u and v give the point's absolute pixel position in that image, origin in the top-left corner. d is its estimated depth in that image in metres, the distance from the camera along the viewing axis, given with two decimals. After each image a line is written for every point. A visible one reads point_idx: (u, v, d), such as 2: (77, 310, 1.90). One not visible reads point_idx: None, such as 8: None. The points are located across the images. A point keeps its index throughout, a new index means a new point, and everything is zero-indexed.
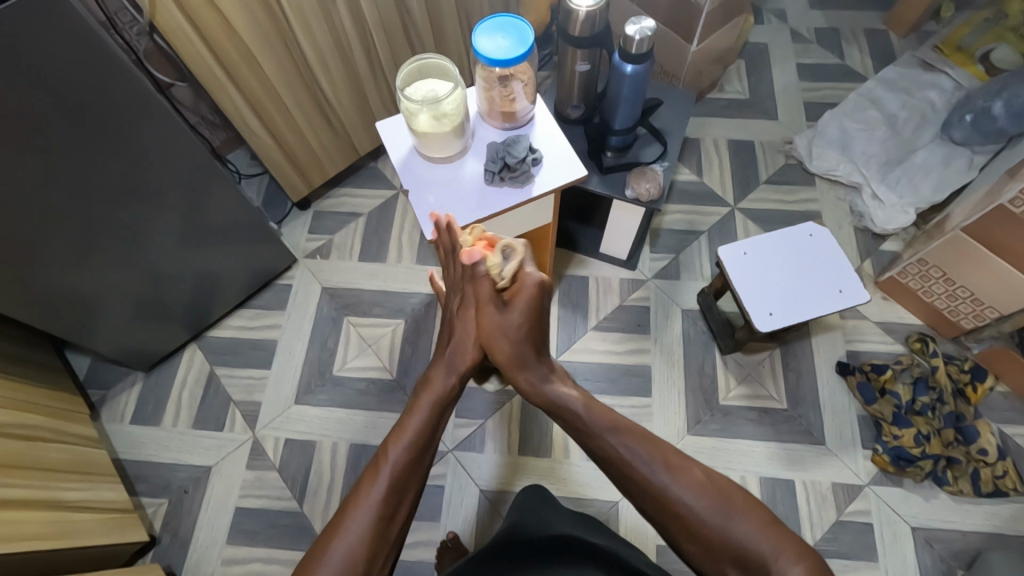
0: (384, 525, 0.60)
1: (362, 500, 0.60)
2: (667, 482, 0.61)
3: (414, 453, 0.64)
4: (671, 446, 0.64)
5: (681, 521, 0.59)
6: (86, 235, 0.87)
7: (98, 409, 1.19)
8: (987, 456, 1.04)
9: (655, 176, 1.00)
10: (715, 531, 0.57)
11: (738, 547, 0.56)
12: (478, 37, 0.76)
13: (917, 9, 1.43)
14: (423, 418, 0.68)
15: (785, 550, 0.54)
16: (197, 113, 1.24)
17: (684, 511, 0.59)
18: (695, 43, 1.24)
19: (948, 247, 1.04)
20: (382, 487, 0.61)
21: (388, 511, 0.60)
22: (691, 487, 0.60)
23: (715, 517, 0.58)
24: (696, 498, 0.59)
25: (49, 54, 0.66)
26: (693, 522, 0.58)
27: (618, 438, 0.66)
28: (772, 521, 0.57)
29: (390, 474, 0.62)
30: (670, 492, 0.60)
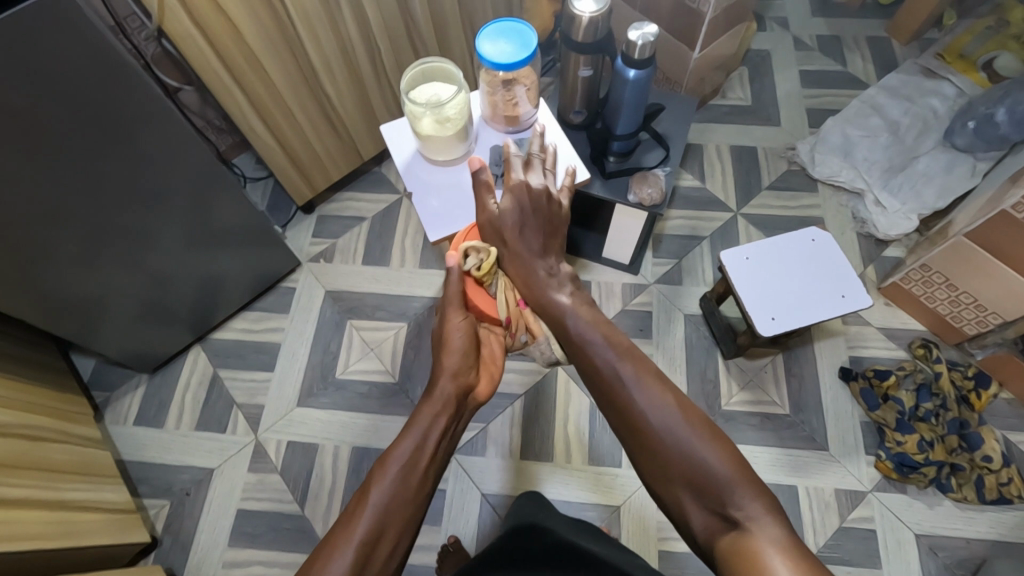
0: (372, 546, 0.53)
1: (363, 511, 0.55)
2: (644, 395, 0.58)
3: (405, 475, 0.58)
4: (657, 368, 0.61)
5: (637, 429, 0.57)
6: (92, 237, 0.88)
7: (102, 410, 1.20)
8: (991, 463, 1.03)
9: (656, 181, 1.01)
10: (683, 453, 0.54)
11: (697, 469, 0.53)
12: (481, 42, 0.77)
13: (919, 18, 1.43)
14: (416, 437, 0.61)
15: (743, 485, 0.52)
16: (204, 118, 1.25)
17: (648, 426, 0.56)
18: (697, 50, 1.25)
19: (950, 253, 1.05)
20: (376, 509, 0.55)
21: (377, 532, 0.54)
22: (663, 401, 0.57)
23: (683, 430, 0.55)
24: (668, 412, 0.57)
25: (58, 58, 0.67)
26: (659, 434, 0.56)
27: (604, 347, 0.63)
28: (726, 442, 0.55)
29: (390, 486, 0.57)
30: (636, 397, 0.58)
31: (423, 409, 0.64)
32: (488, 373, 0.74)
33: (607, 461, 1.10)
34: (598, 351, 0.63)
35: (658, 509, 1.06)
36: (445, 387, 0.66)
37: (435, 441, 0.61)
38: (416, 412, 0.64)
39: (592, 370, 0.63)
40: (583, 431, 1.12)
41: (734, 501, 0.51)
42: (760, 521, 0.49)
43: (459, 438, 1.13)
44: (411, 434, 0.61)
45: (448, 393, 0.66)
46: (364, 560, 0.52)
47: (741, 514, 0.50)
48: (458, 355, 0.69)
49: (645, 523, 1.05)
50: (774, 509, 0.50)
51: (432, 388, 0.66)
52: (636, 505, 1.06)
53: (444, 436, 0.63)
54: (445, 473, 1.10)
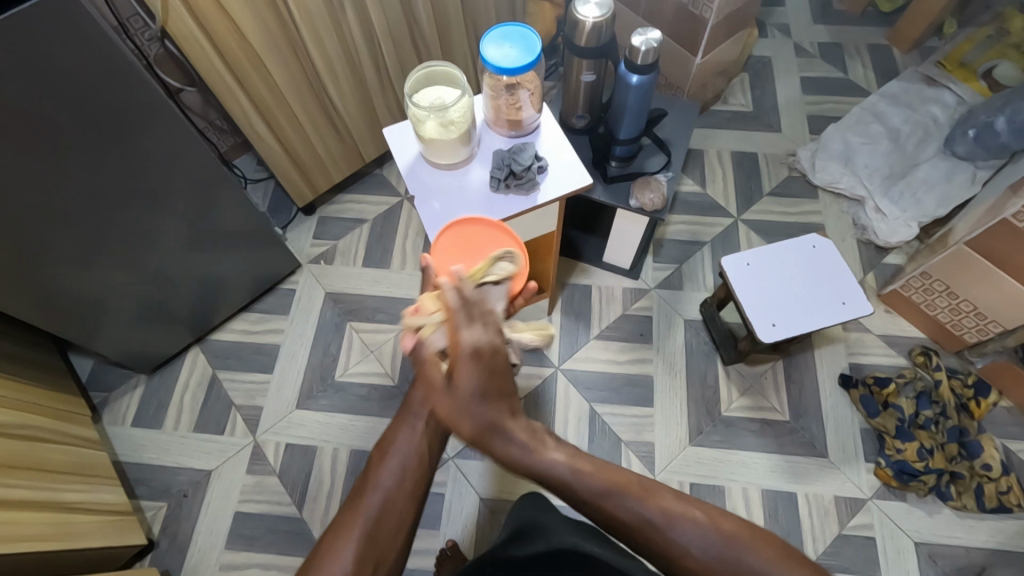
0: (374, 532, 0.53)
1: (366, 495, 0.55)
2: (675, 517, 0.52)
3: (403, 467, 0.56)
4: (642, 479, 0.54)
5: (678, 567, 0.52)
6: (92, 237, 0.88)
7: (100, 411, 1.19)
8: (991, 471, 1.03)
9: (658, 186, 1.00)
10: (735, 573, 0.50)
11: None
12: (486, 46, 0.77)
13: (919, 26, 1.44)
14: (413, 430, 0.58)
15: (800, 567, 0.50)
16: (206, 119, 1.25)
17: (698, 564, 0.51)
18: (699, 56, 1.25)
19: (951, 261, 1.05)
20: (379, 495, 0.54)
21: (378, 519, 0.53)
22: (692, 516, 0.52)
23: (732, 548, 0.51)
24: (710, 535, 0.51)
25: (60, 57, 0.67)
26: (702, 562, 0.51)
27: (580, 475, 0.54)
28: (778, 550, 0.51)
29: (392, 473, 0.56)
30: (664, 525, 0.52)
31: (414, 391, 0.59)
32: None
33: (607, 467, 1.09)
34: (574, 480, 0.54)
35: None
36: (415, 396, 0.59)
37: (428, 424, 0.58)
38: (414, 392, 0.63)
39: (601, 508, 0.53)
40: (583, 435, 1.12)
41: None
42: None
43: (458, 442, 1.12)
44: (409, 419, 0.59)
45: (418, 400, 0.58)
46: (367, 545, 0.52)
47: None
48: None
49: None
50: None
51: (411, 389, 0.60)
52: None
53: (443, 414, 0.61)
54: (444, 476, 1.10)
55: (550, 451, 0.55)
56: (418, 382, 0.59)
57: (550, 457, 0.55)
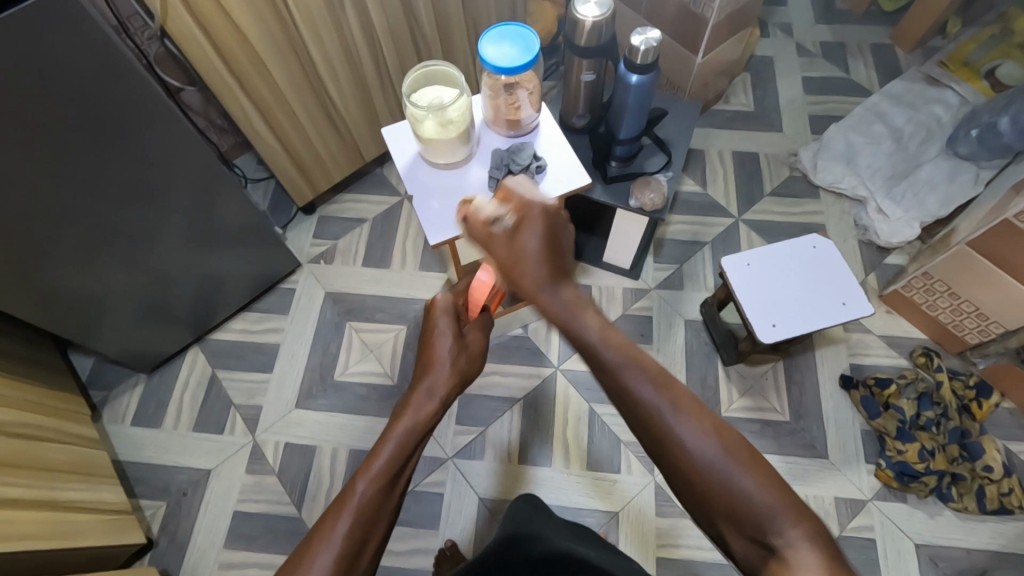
0: (359, 546, 0.49)
1: (346, 507, 0.51)
2: (678, 415, 0.49)
3: (385, 489, 0.52)
4: (693, 395, 0.50)
5: (684, 469, 0.48)
6: (91, 236, 0.87)
7: (100, 409, 1.19)
8: (993, 473, 1.02)
9: (659, 186, 1.00)
10: (720, 482, 0.46)
11: (739, 502, 0.45)
12: (485, 45, 0.77)
13: (922, 25, 1.43)
14: (394, 448, 0.55)
15: (784, 512, 0.45)
16: (206, 118, 1.25)
17: (686, 458, 0.47)
18: (700, 55, 1.24)
19: (953, 261, 1.04)
20: (357, 512, 0.50)
21: (363, 533, 0.50)
22: (700, 428, 0.48)
23: (725, 463, 0.47)
24: (713, 446, 0.47)
25: (58, 56, 0.67)
26: (696, 463, 0.47)
27: (608, 343, 0.52)
28: (774, 477, 0.46)
29: (370, 487, 0.52)
30: (668, 416, 0.49)
31: (409, 407, 0.59)
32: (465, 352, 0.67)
33: (606, 467, 1.09)
34: (602, 347, 0.52)
35: (657, 516, 1.05)
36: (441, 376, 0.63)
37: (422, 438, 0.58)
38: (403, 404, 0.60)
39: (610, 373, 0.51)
40: (583, 435, 1.12)
41: (776, 530, 0.44)
42: (799, 549, 0.43)
43: (457, 442, 1.12)
44: (393, 436, 0.56)
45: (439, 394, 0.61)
46: (347, 565, 0.48)
47: (784, 544, 0.43)
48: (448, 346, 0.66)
49: (644, 528, 1.05)
50: (829, 548, 0.43)
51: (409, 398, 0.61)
52: (635, 512, 1.06)
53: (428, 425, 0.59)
54: (443, 476, 1.10)
55: (590, 314, 0.54)
56: (444, 361, 0.64)
57: (582, 321, 0.53)
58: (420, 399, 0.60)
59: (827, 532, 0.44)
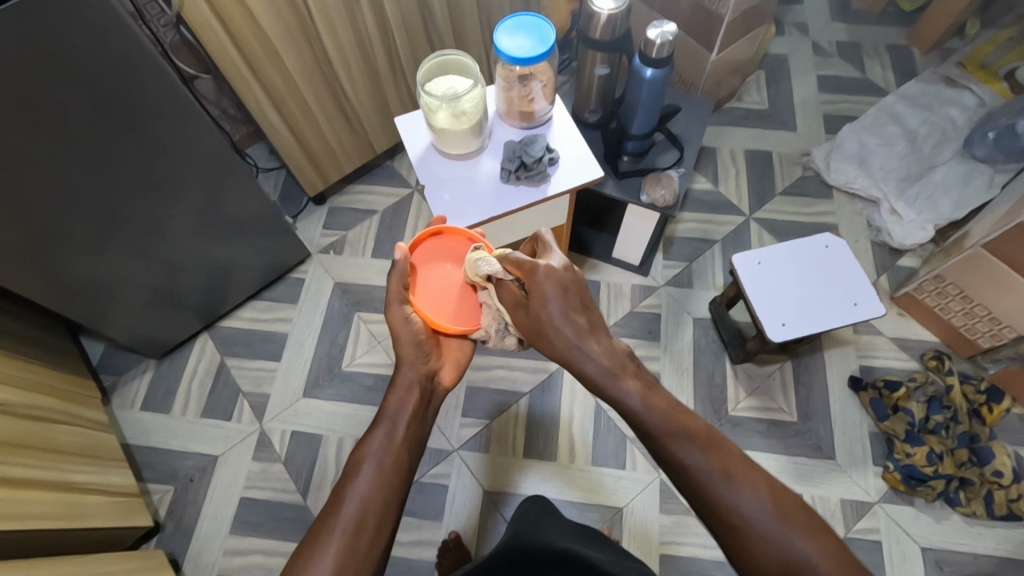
0: (354, 535, 0.54)
1: (342, 502, 0.57)
2: (734, 480, 0.54)
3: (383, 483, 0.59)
4: (741, 452, 0.56)
5: (737, 534, 0.52)
6: (105, 222, 0.88)
7: (110, 394, 1.20)
8: (1002, 478, 1.01)
9: (670, 183, 0.99)
10: (778, 545, 0.51)
11: (799, 566, 0.49)
12: (499, 36, 0.77)
13: (940, 26, 1.42)
14: (381, 439, 0.62)
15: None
16: (219, 107, 1.26)
17: (744, 524, 0.52)
18: (714, 52, 1.24)
19: (967, 264, 1.03)
20: (354, 502, 0.57)
21: (357, 524, 0.55)
22: (753, 489, 0.53)
23: (781, 525, 0.51)
24: (764, 506, 0.52)
25: (75, 41, 0.67)
26: (752, 529, 0.52)
27: (653, 411, 0.58)
28: (829, 534, 0.51)
29: (368, 479, 0.58)
30: (724, 485, 0.54)
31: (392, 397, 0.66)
32: (452, 359, 0.76)
33: (611, 463, 1.09)
34: (648, 416, 0.58)
35: (660, 513, 1.05)
36: (408, 373, 0.68)
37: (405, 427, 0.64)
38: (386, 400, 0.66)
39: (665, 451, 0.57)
40: (588, 431, 1.12)
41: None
42: None
43: (462, 434, 1.12)
44: (384, 421, 0.64)
45: (411, 377, 0.67)
46: (350, 549, 0.53)
47: None
48: (410, 345, 0.70)
49: (648, 526, 1.04)
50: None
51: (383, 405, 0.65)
52: (639, 509, 1.05)
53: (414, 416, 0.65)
54: (448, 468, 1.10)
55: (629, 381, 0.60)
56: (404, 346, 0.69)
57: (642, 402, 0.59)
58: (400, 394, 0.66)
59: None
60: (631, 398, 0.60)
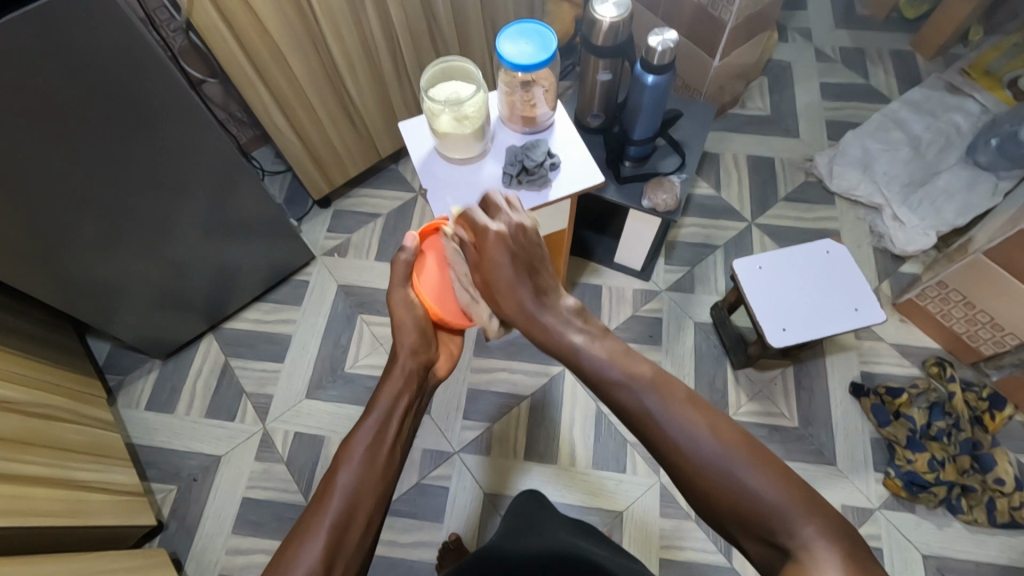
0: (343, 531, 0.53)
1: (331, 494, 0.56)
2: (676, 416, 0.52)
3: (368, 474, 0.58)
4: (688, 393, 0.54)
5: (695, 479, 0.49)
6: (113, 224, 0.90)
7: (115, 393, 1.22)
8: (1005, 486, 1.01)
9: (672, 187, 1.00)
10: (729, 481, 0.48)
11: (749, 502, 0.47)
12: (502, 42, 0.78)
13: (944, 33, 1.42)
14: (369, 430, 0.61)
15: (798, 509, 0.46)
16: (226, 110, 1.27)
17: (688, 460, 0.50)
18: (717, 58, 1.24)
19: (969, 270, 1.03)
20: (344, 493, 0.56)
21: (346, 518, 0.54)
22: (700, 428, 0.51)
23: (723, 460, 0.49)
24: (709, 442, 0.50)
25: (83, 43, 0.68)
26: (700, 467, 0.49)
27: (609, 363, 0.58)
28: (777, 463, 0.48)
29: (357, 471, 0.58)
30: (666, 419, 0.52)
31: (384, 391, 0.66)
32: (446, 349, 0.80)
33: (611, 466, 1.09)
34: (605, 367, 0.58)
35: (661, 517, 1.05)
36: (406, 362, 0.69)
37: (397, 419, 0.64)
38: (378, 388, 0.66)
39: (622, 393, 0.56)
40: (589, 433, 1.12)
41: (792, 525, 0.45)
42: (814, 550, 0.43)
43: (464, 436, 1.13)
44: (375, 412, 0.63)
45: (408, 368, 0.69)
46: (338, 540, 0.53)
47: (798, 542, 0.44)
48: (411, 332, 0.71)
49: (648, 529, 1.05)
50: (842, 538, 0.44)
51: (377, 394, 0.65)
52: (640, 511, 1.06)
53: (406, 409, 0.66)
54: (449, 470, 1.10)
55: (574, 332, 0.64)
56: (405, 346, 0.70)
57: (591, 353, 0.61)
58: (394, 384, 0.66)
59: (843, 523, 0.45)
60: (576, 338, 0.63)
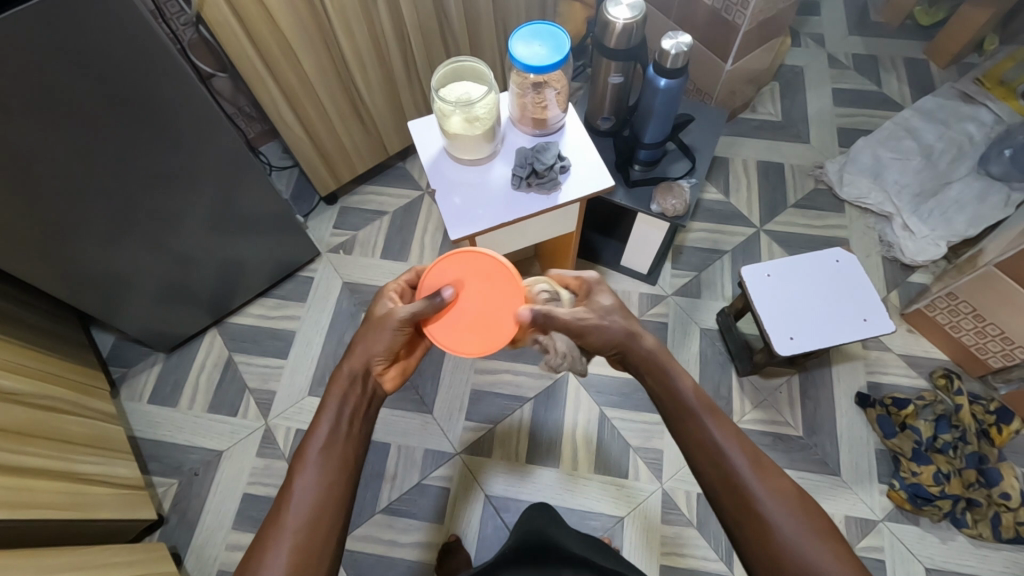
0: (307, 537, 0.55)
1: (287, 504, 0.57)
2: (760, 490, 0.57)
3: (322, 483, 0.58)
4: (775, 465, 0.59)
5: (759, 533, 0.55)
6: (121, 216, 0.90)
7: (118, 385, 1.22)
8: (1010, 501, 0.99)
9: (681, 192, 0.99)
10: (794, 553, 0.53)
11: None
12: (515, 43, 0.77)
13: (959, 41, 1.41)
14: (322, 442, 0.60)
15: None
16: (234, 105, 1.27)
17: (767, 527, 0.55)
18: (729, 63, 1.23)
19: (980, 282, 1.02)
20: (302, 504, 0.57)
21: (309, 523, 0.56)
22: (783, 504, 0.56)
23: (801, 534, 0.54)
24: (787, 515, 0.55)
25: (95, 38, 0.68)
26: (776, 533, 0.54)
27: (696, 398, 0.63)
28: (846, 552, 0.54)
29: (311, 479, 0.58)
30: (755, 492, 0.57)
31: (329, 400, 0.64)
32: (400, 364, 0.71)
33: (613, 471, 1.09)
34: (695, 405, 0.63)
35: (662, 524, 1.05)
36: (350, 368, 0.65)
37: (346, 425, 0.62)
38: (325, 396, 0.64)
39: (714, 458, 0.60)
40: (591, 439, 1.12)
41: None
42: None
43: (466, 438, 1.13)
44: (325, 418, 0.62)
45: (356, 372, 0.65)
46: (303, 548, 0.55)
47: None
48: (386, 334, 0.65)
49: (649, 536, 1.04)
50: None
51: (328, 399, 0.64)
52: (641, 518, 1.05)
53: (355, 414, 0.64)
54: (450, 471, 1.10)
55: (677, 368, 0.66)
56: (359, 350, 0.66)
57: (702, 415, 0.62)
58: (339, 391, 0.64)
59: None
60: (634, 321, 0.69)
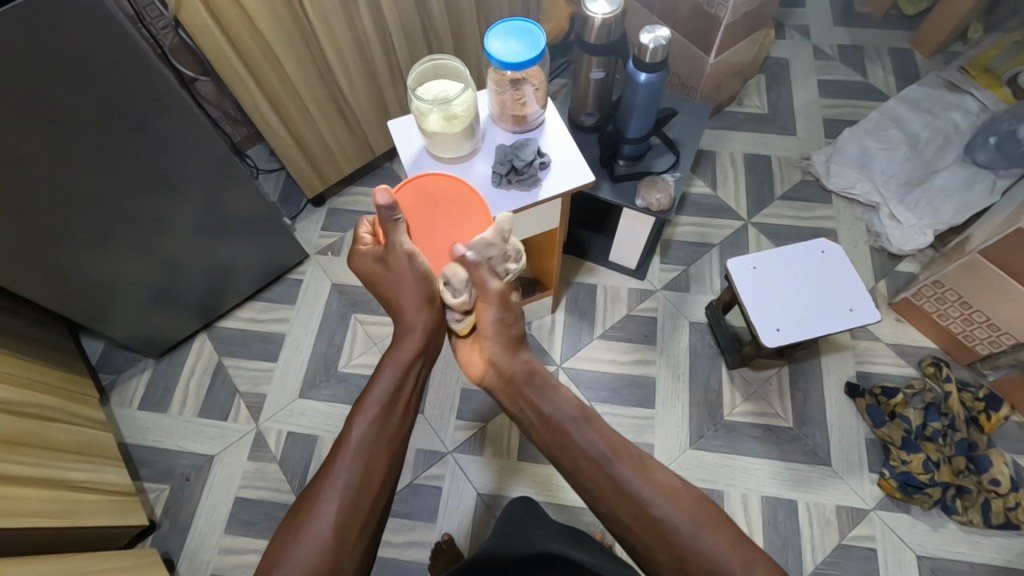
0: (348, 515, 0.62)
1: (329, 483, 0.63)
2: (635, 488, 0.62)
3: (368, 450, 0.65)
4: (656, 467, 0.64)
5: (635, 519, 0.61)
6: (107, 224, 0.90)
7: (108, 392, 1.21)
8: (999, 487, 1.00)
9: (666, 186, 0.99)
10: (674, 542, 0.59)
11: (690, 563, 0.58)
12: (492, 40, 0.77)
13: (943, 30, 1.41)
14: (368, 421, 0.67)
15: (731, 569, 0.57)
16: (219, 108, 1.27)
17: (648, 525, 0.60)
18: (713, 56, 1.23)
19: (966, 270, 1.02)
20: (342, 476, 0.63)
21: (353, 496, 0.63)
22: (664, 501, 0.61)
23: (685, 530, 0.59)
24: (672, 515, 0.60)
25: (73, 47, 0.68)
26: (652, 530, 0.60)
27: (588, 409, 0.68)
28: (732, 539, 0.59)
29: (352, 459, 0.64)
30: (619, 480, 0.63)
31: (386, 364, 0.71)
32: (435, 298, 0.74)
33: None
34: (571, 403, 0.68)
35: None
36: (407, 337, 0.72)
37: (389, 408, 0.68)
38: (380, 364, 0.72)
39: (583, 461, 0.65)
40: None
41: None
42: None
43: (457, 436, 1.13)
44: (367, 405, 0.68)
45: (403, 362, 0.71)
46: (347, 513, 0.62)
47: None
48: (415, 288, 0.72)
49: None
50: None
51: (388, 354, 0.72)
52: None
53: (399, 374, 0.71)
54: (443, 469, 1.10)
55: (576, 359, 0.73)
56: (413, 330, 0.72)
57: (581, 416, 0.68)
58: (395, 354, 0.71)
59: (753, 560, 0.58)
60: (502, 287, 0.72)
